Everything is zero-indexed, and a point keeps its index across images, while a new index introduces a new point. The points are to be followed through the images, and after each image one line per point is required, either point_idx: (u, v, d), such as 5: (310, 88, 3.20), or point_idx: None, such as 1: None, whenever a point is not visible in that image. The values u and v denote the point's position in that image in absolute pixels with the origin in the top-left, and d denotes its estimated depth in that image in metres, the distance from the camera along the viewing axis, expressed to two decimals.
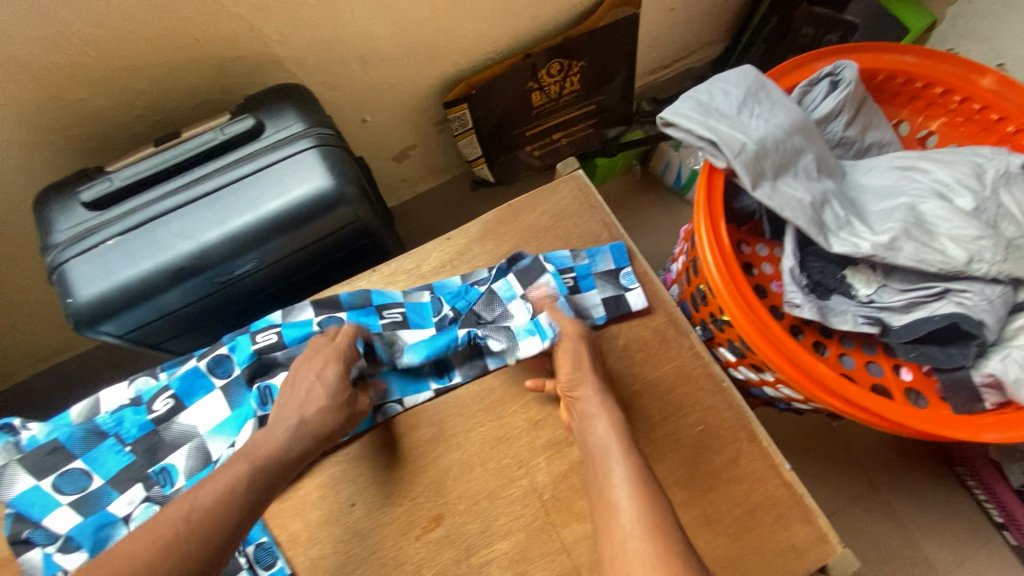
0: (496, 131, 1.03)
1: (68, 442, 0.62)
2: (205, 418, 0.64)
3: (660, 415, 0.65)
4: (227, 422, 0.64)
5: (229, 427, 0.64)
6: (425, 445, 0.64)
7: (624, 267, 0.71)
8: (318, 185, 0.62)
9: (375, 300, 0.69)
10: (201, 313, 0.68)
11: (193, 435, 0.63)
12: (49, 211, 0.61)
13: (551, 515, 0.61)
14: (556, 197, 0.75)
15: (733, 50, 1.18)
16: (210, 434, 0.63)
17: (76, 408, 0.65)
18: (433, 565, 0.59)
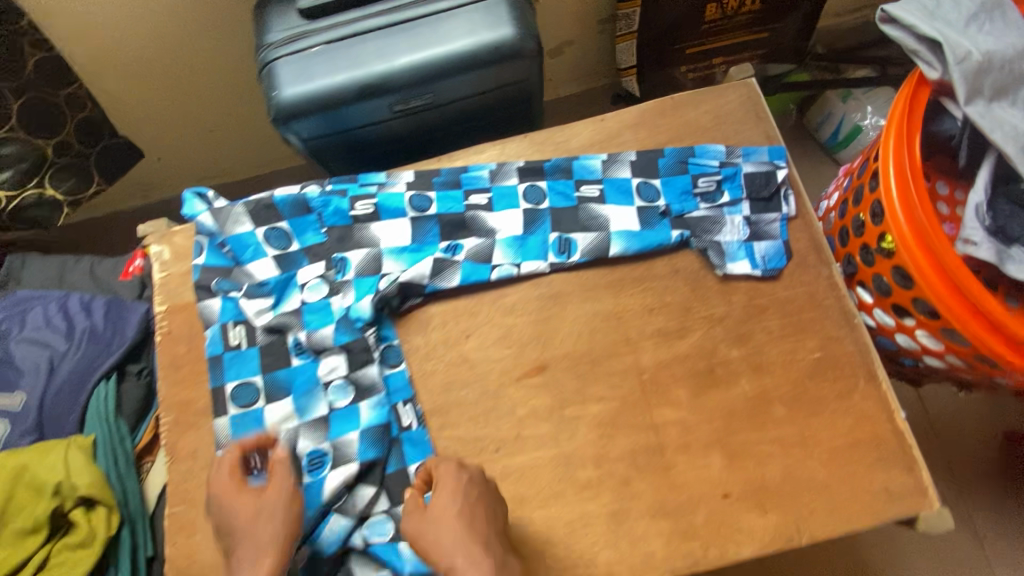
0: (658, 40, 0.99)
1: (281, 206, 0.69)
2: (387, 238, 0.70)
3: (780, 332, 0.64)
4: (406, 252, 0.69)
5: (407, 257, 0.69)
6: (542, 304, 0.67)
7: (780, 165, 0.68)
8: (504, 33, 0.64)
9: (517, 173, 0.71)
10: (367, 140, 0.74)
11: (374, 247, 0.69)
12: (268, 15, 0.68)
13: (646, 394, 0.63)
14: (721, 101, 0.72)
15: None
16: (386, 252, 0.69)
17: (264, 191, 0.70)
18: (528, 406, 0.64)
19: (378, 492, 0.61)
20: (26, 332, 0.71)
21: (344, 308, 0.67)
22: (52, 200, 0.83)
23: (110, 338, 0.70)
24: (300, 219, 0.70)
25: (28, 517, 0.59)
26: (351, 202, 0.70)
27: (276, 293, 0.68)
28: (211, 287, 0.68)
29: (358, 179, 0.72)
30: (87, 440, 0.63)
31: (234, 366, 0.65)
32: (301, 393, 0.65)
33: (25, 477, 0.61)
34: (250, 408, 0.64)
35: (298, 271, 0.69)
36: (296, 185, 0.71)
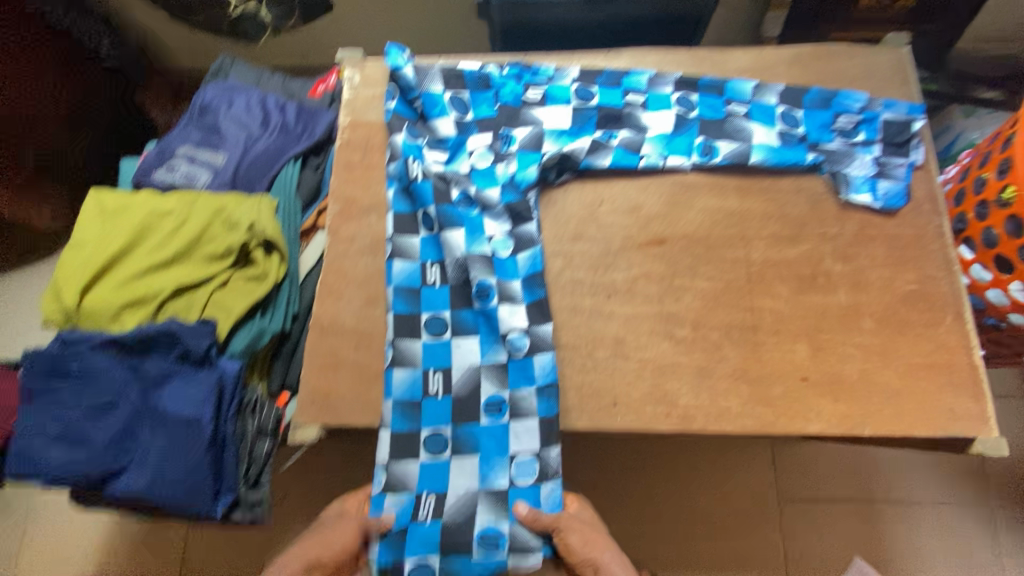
0: (805, 19, 1.07)
1: (468, 79, 0.78)
2: (552, 121, 0.77)
3: (882, 260, 0.71)
4: (562, 134, 0.76)
5: (564, 139, 0.76)
6: (672, 191, 0.75)
7: (917, 117, 0.75)
8: None
9: (673, 83, 0.78)
10: (545, 25, 0.83)
11: (538, 126, 0.76)
12: None
13: (751, 284, 0.71)
14: (873, 59, 0.80)
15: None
16: (548, 133, 0.76)
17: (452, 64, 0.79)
18: (643, 268, 0.73)
19: (527, 331, 0.70)
20: (231, 112, 0.83)
21: (508, 174, 0.74)
22: (261, 19, 0.95)
23: (299, 132, 0.82)
24: (479, 95, 0.78)
25: (220, 244, 0.72)
26: (524, 87, 0.78)
27: (451, 150, 0.76)
28: (399, 131, 0.77)
29: (532, 68, 0.80)
30: (273, 202, 0.75)
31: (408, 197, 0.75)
32: (476, 227, 0.72)
33: (223, 215, 0.73)
34: (428, 234, 0.74)
35: (469, 137, 0.76)
36: (477, 62, 0.79)
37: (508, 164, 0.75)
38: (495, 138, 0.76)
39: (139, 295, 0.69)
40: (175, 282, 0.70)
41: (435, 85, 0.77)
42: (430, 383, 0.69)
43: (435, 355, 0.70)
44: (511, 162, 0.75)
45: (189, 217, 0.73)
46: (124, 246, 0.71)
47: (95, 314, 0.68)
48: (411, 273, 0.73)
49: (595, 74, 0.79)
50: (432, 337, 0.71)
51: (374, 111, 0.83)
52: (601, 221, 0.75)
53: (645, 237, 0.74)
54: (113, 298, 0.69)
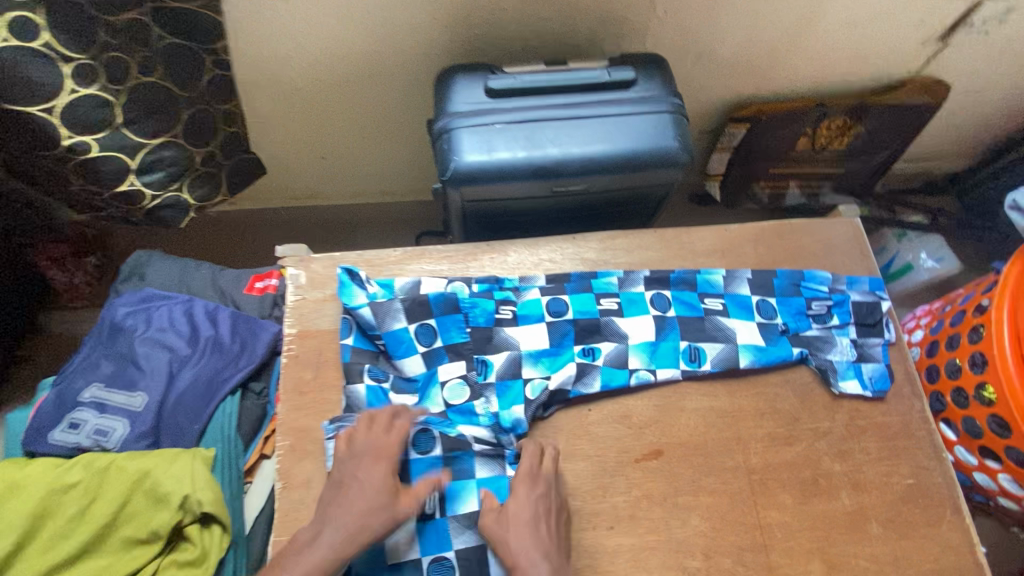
0: (747, 159, 1.10)
1: (434, 304, 0.70)
2: (530, 343, 0.72)
3: (876, 454, 0.70)
4: (545, 359, 0.71)
5: (545, 363, 0.71)
6: (661, 393, 0.71)
7: (881, 297, 0.77)
8: (666, 145, 0.72)
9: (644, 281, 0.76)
10: (509, 212, 0.79)
11: (515, 350, 0.71)
12: (454, 86, 0.73)
13: (755, 494, 0.67)
14: (832, 233, 0.81)
15: (1003, 163, 1.17)
16: (526, 356, 0.71)
17: (408, 283, 0.73)
18: (644, 488, 0.67)
19: None
20: (149, 332, 0.71)
21: (490, 412, 0.68)
22: (184, 203, 0.83)
23: (237, 352, 0.71)
24: (447, 319, 0.70)
25: (144, 525, 0.59)
26: (497, 305, 0.73)
27: (421, 390, 0.68)
28: (361, 372, 0.68)
29: (500, 281, 0.75)
30: (209, 453, 0.63)
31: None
32: (486, 500, 0.63)
33: (147, 484, 0.60)
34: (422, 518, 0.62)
35: (441, 368, 0.69)
36: (443, 282, 0.73)
37: (489, 402, 0.68)
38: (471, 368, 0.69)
39: None
40: None
41: (398, 318, 0.69)
42: None
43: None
44: (492, 401, 0.68)
45: (100, 491, 0.59)
46: (12, 547, 0.56)
47: None
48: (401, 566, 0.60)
49: (564, 279, 0.76)
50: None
51: (326, 318, 0.73)
52: (591, 435, 0.69)
53: (641, 450, 0.69)
54: None
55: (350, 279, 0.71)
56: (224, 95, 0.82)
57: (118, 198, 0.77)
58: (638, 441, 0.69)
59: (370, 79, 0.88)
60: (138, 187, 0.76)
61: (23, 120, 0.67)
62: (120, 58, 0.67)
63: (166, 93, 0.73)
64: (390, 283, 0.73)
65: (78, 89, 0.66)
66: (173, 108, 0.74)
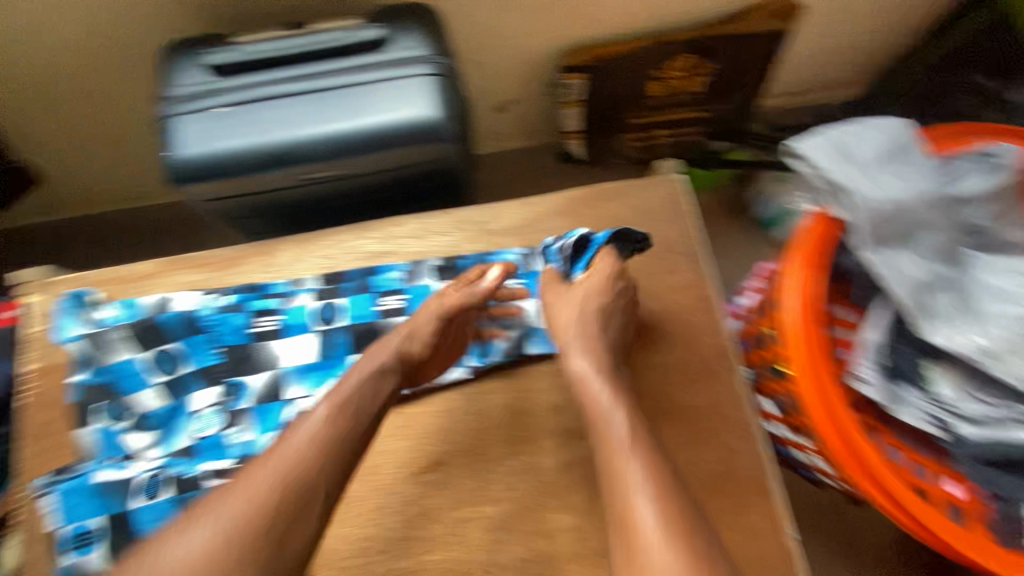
0: (598, 111, 1.00)
1: (169, 326, 0.63)
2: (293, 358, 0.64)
3: (681, 440, 0.64)
4: (310, 374, 0.64)
5: (313, 378, 0.63)
6: (445, 396, 0.64)
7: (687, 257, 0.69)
8: (425, 113, 0.62)
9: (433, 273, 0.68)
10: (276, 206, 0.70)
11: (275, 367, 0.64)
12: (172, 65, 0.63)
13: (543, 498, 0.61)
14: (647, 195, 0.72)
15: (889, 87, 1.05)
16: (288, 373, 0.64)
17: (152, 298, 0.64)
18: (420, 504, 0.61)
19: None
20: None
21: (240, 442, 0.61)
22: None
23: None
24: (191, 341, 0.63)
25: None
26: (251, 318, 0.65)
27: (161, 425, 0.61)
28: (93, 412, 0.61)
29: (260, 287, 0.66)
30: None
31: (93, 509, 0.57)
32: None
33: None
34: None
35: (187, 398, 0.62)
36: (190, 297, 0.65)
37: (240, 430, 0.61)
38: (222, 393, 0.62)
39: None
40: None
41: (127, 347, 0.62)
42: None
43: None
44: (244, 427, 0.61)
45: None
46: None
47: None
48: None
49: (339, 278, 0.68)
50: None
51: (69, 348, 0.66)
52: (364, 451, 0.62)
53: (419, 461, 0.62)
54: None
55: (73, 307, 0.63)
56: None
57: None
58: (415, 453, 0.62)
59: (121, 63, 0.76)
60: None
61: None
62: None
63: None
64: (132, 301, 0.64)
65: None
66: None
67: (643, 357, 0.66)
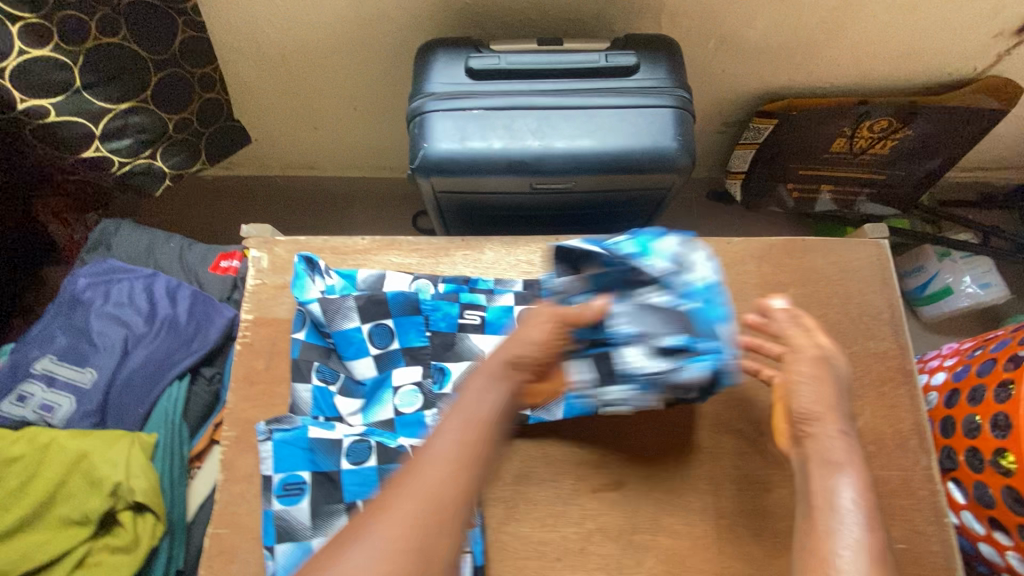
0: (774, 158, 1.00)
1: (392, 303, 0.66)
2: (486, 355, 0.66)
3: (866, 511, 0.62)
4: None
5: None
6: (633, 419, 0.65)
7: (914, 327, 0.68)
8: (665, 143, 0.63)
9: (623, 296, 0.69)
10: (488, 205, 0.72)
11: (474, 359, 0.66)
12: (432, 62, 0.67)
13: (721, 541, 0.61)
14: (852, 255, 0.72)
15: None
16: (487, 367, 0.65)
17: (371, 273, 0.68)
18: (598, 521, 0.62)
19: None
20: (107, 307, 0.69)
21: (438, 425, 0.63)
22: (159, 171, 0.80)
23: (190, 335, 0.69)
24: (406, 321, 0.66)
25: (76, 508, 0.58)
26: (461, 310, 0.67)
27: (368, 396, 0.64)
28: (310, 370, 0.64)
29: (469, 282, 0.69)
30: (150, 439, 0.61)
31: (304, 463, 0.59)
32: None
33: (83, 466, 0.59)
34: None
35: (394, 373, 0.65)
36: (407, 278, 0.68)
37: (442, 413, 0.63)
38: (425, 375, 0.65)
39: None
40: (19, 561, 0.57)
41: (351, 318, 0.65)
42: None
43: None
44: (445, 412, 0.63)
45: (38, 469, 0.59)
46: None
47: None
48: None
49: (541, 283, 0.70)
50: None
51: (283, 306, 0.69)
52: (549, 457, 0.64)
53: (601, 478, 0.63)
54: None
55: (305, 270, 0.67)
56: (204, 60, 0.77)
57: (87, 163, 0.74)
58: (599, 470, 0.63)
59: (357, 49, 0.81)
60: (105, 154, 0.73)
61: None
62: (79, 15, 0.63)
63: (131, 55, 0.68)
64: (352, 274, 0.68)
65: (28, 49, 0.62)
66: (142, 71, 0.70)
67: None
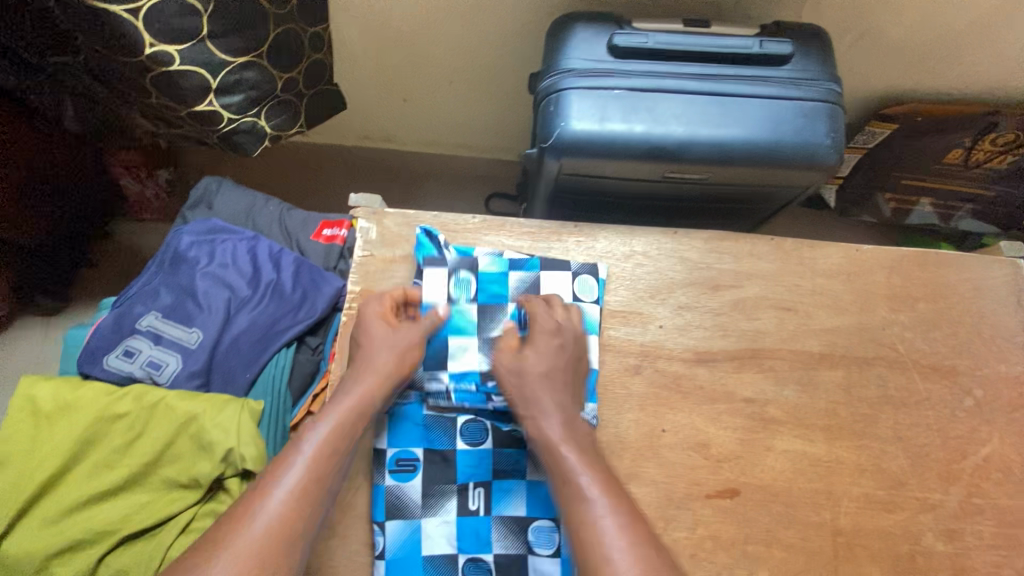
0: (879, 165, 0.96)
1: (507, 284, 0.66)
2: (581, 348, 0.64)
3: (991, 542, 0.60)
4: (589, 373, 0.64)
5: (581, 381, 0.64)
6: (750, 425, 0.63)
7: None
8: (816, 140, 0.60)
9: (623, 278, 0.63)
10: (608, 191, 0.70)
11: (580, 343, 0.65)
12: (572, 36, 0.63)
13: (838, 559, 0.59)
14: (986, 273, 0.68)
15: None
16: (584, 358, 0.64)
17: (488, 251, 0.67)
18: (710, 527, 0.60)
19: None
20: (211, 267, 0.67)
21: None
22: (260, 131, 0.78)
23: (296, 301, 0.67)
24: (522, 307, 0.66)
25: (186, 469, 0.57)
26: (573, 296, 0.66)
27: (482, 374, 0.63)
28: None
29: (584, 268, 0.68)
30: (259, 406, 0.59)
31: (419, 438, 0.59)
32: (532, 507, 0.58)
33: (193, 428, 0.57)
34: (465, 512, 0.58)
35: None
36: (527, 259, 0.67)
37: None
38: None
39: (75, 538, 0.54)
40: (126, 519, 0.55)
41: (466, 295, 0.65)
42: None
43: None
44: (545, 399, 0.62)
45: (147, 426, 0.57)
46: (60, 467, 0.56)
47: (17, 566, 0.53)
48: (436, 557, 0.57)
49: (659, 277, 0.68)
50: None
51: (391, 281, 0.67)
52: (660, 457, 0.62)
53: (715, 483, 0.61)
54: (39, 542, 0.53)
55: (427, 243, 0.67)
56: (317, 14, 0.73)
57: (196, 116, 0.72)
58: (713, 475, 0.61)
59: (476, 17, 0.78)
60: (217, 108, 0.71)
61: (100, 21, 0.60)
62: None
63: (255, 7, 0.65)
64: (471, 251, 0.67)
65: None
66: (262, 24, 0.67)
67: (960, 443, 0.63)
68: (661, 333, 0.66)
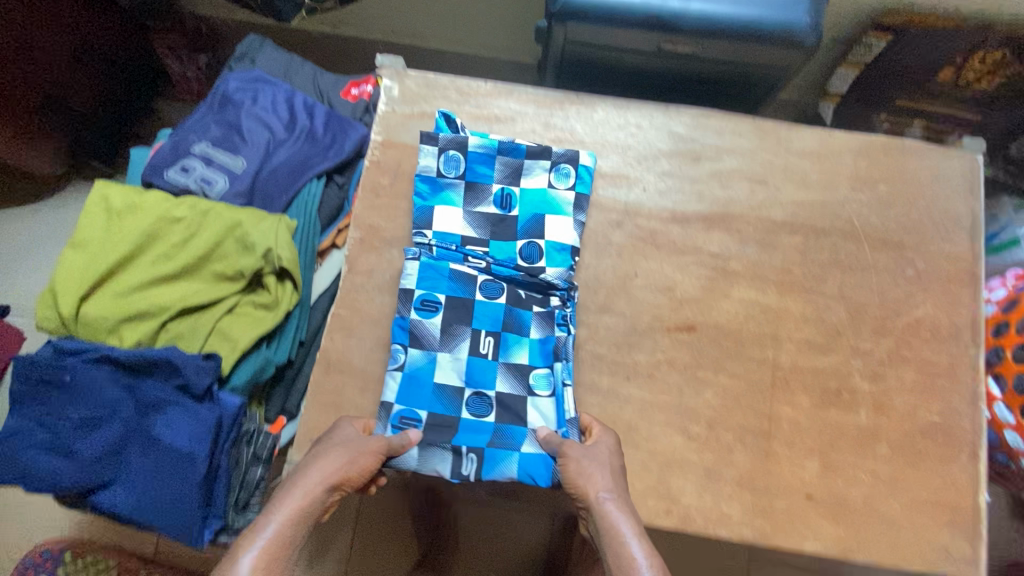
0: (875, 81, 1.01)
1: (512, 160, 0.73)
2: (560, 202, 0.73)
3: (910, 386, 0.69)
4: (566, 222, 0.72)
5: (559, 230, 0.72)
6: (712, 275, 0.72)
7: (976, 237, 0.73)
8: (798, 18, 0.67)
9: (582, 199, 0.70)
10: (609, 65, 0.77)
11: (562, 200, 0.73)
12: None
13: (774, 388, 0.69)
14: (945, 163, 0.75)
15: None
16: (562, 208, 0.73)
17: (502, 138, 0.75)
18: (666, 354, 0.70)
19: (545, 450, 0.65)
20: (255, 109, 0.77)
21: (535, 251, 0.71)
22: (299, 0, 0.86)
23: (327, 144, 0.77)
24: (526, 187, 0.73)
25: (232, 264, 0.68)
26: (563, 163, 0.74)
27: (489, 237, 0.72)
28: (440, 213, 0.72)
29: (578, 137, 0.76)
30: (292, 222, 0.70)
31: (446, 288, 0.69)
32: (534, 357, 0.69)
33: (238, 232, 0.68)
34: (476, 354, 0.68)
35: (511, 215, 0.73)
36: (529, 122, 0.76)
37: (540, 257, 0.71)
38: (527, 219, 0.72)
39: (141, 310, 0.66)
40: (181, 299, 0.67)
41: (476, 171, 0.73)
42: (460, 457, 0.64)
43: (449, 450, 0.64)
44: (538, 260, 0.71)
45: (201, 228, 0.68)
46: (129, 252, 0.67)
47: (93, 324, 0.65)
48: (445, 388, 0.67)
49: (649, 145, 0.76)
50: (456, 441, 0.65)
51: (409, 134, 0.76)
52: (632, 296, 0.71)
53: (677, 320, 0.71)
54: (112, 308, 0.66)
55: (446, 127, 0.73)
56: None
57: None
58: (675, 313, 0.71)
59: None
60: None
61: None
62: None
63: None
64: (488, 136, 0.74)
65: None
66: None
67: (897, 304, 0.71)
68: (644, 194, 0.74)
